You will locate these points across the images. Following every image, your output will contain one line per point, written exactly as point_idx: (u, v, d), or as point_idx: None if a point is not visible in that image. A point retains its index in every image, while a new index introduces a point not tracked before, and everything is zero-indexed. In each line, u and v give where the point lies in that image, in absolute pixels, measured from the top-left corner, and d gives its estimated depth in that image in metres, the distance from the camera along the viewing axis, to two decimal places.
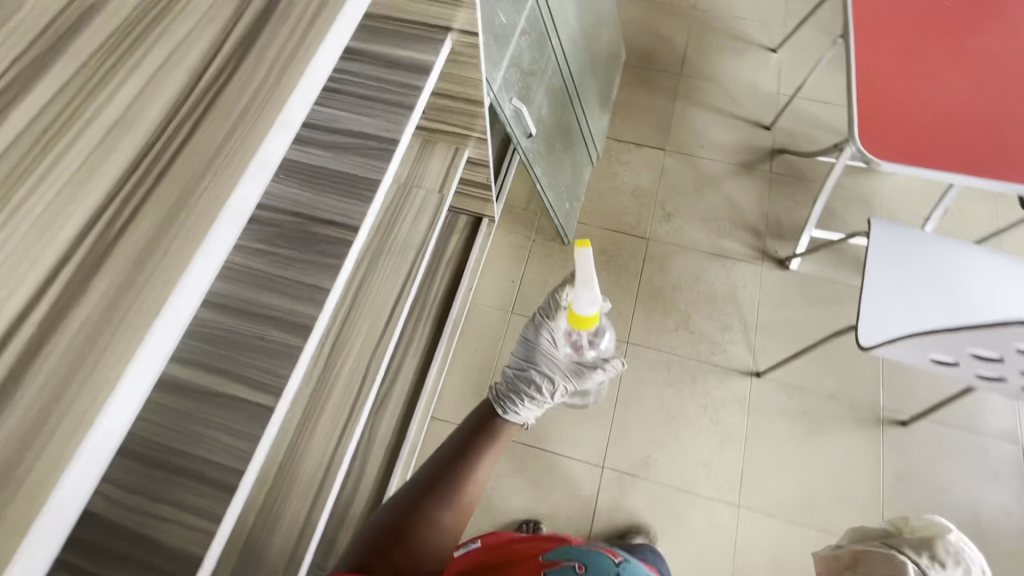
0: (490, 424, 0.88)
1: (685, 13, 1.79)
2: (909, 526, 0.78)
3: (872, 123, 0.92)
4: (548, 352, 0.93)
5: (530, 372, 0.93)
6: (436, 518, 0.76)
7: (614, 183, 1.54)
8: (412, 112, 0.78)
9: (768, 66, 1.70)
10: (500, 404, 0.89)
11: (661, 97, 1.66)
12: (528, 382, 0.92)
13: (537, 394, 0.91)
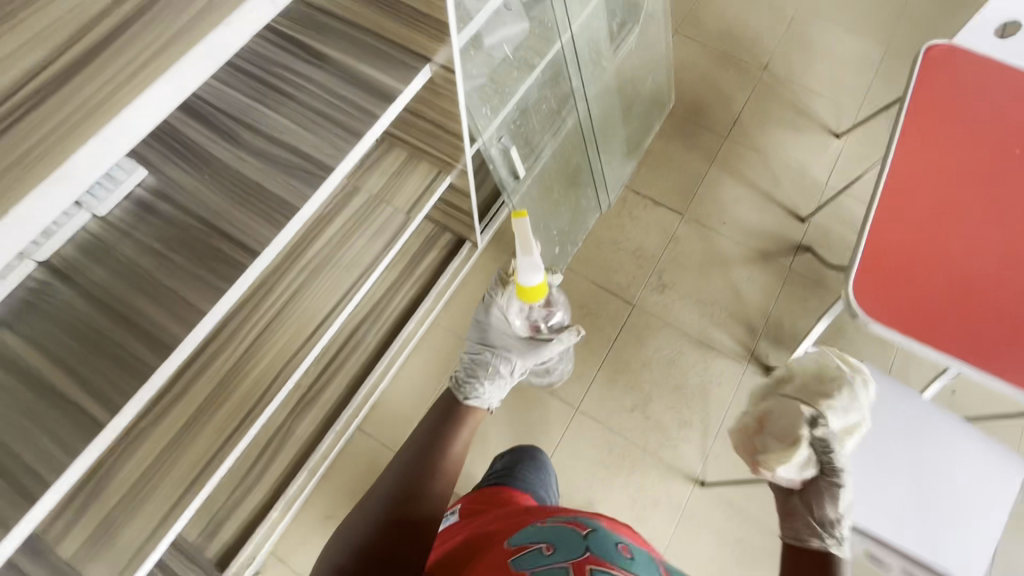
0: (456, 410, 0.97)
1: (753, 73, 1.65)
2: (802, 367, 0.83)
3: (877, 275, 0.81)
4: (502, 329, 1.02)
5: (487, 356, 1.03)
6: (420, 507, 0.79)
7: (618, 236, 1.44)
8: (359, 141, 0.73)
9: (825, 151, 1.54)
10: (462, 392, 0.99)
11: (698, 157, 1.54)
12: (485, 365, 1.01)
13: (494, 375, 1.01)
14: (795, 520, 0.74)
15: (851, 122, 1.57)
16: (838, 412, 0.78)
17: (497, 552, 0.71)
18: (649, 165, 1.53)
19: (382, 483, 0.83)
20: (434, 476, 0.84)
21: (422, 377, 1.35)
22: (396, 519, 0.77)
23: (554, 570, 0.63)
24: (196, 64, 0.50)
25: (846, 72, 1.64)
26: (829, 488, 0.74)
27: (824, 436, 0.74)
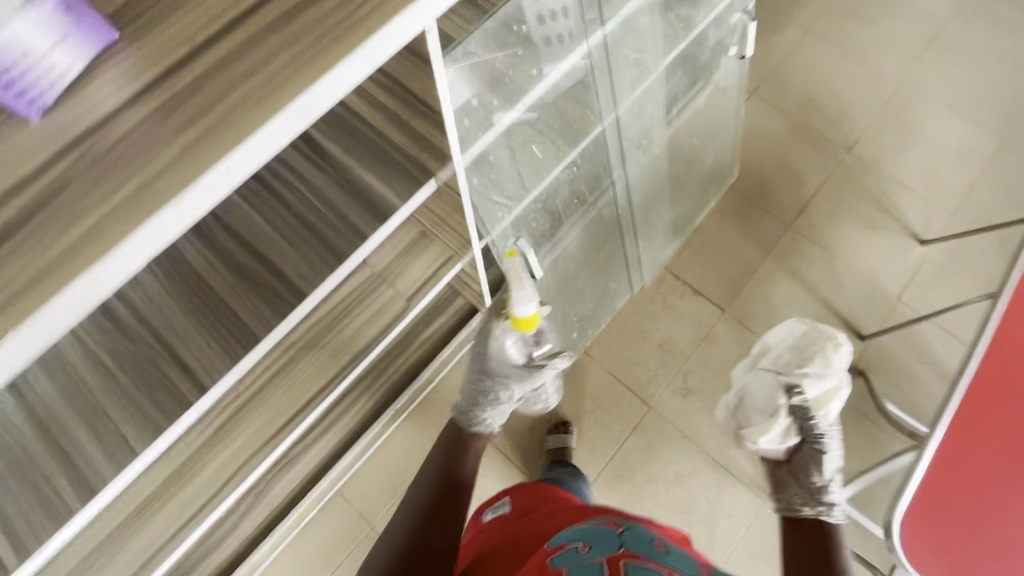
0: (458, 444, 0.93)
1: (836, 153, 1.45)
2: (772, 344, 1.08)
3: (927, 512, 0.80)
4: (500, 358, 0.95)
5: (487, 383, 0.96)
6: (436, 530, 0.77)
7: (647, 323, 1.32)
8: (339, 266, 0.65)
9: (905, 259, 1.35)
10: (464, 420, 0.96)
11: (754, 244, 1.38)
12: (488, 394, 0.95)
13: (495, 403, 0.96)
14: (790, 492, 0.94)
15: (942, 229, 1.36)
16: (813, 383, 1.00)
17: (536, 554, 0.62)
18: (696, 247, 1.38)
19: (402, 516, 0.80)
20: (456, 503, 0.83)
21: (412, 443, 1.27)
22: (425, 548, 0.74)
23: (587, 568, 0.56)
24: (62, 307, 0.33)
25: (945, 168, 1.43)
26: (810, 451, 0.96)
27: (799, 401, 0.98)
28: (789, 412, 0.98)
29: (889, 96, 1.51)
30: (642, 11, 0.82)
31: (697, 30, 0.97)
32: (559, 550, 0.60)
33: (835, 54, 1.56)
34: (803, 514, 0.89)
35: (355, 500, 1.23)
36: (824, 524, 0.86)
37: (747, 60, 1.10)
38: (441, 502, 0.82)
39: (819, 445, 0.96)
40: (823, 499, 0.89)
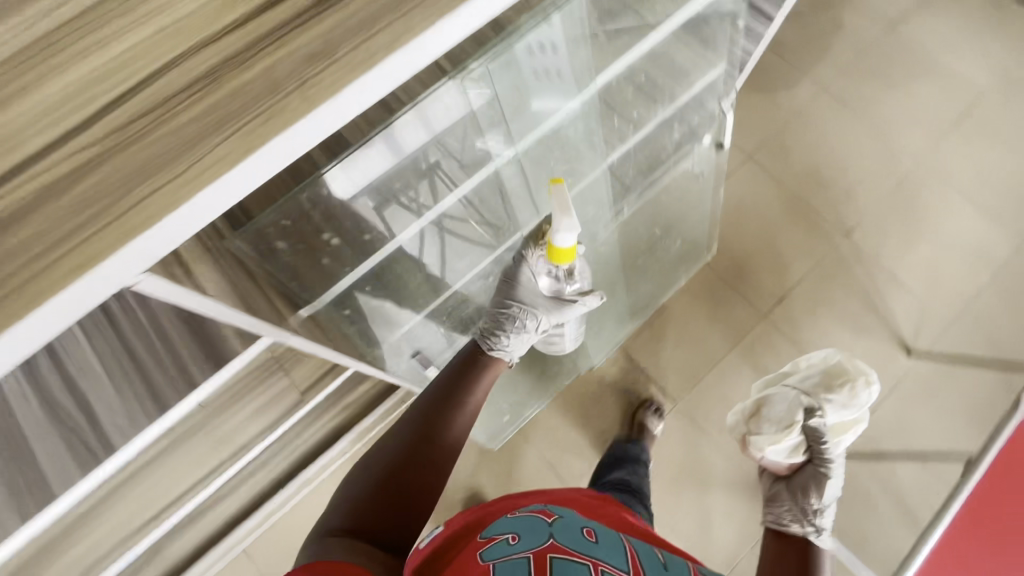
0: (476, 362, 0.85)
1: (830, 238, 1.31)
2: (800, 364, 0.99)
3: None
4: (527, 284, 0.86)
5: (511, 309, 0.86)
6: (424, 464, 0.68)
7: (590, 407, 1.23)
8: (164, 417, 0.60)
9: (886, 369, 1.21)
10: (486, 339, 0.87)
11: (721, 332, 1.26)
12: (510, 317, 0.86)
13: (519, 329, 0.86)
14: (780, 506, 0.86)
15: (934, 340, 1.22)
16: (835, 408, 0.90)
17: (466, 548, 0.55)
18: (656, 329, 1.27)
19: (386, 441, 0.71)
20: (448, 440, 0.73)
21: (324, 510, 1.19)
22: (402, 486, 0.65)
23: (514, 561, 0.48)
24: None
25: (951, 270, 1.28)
26: (813, 473, 0.87)
27: (817, 424, 0.88)
28: (803, 431, 0.89)
29: (901, 178, 1.36)
30: (569, 121, 0.71)
31: (652, 120, 0.83)
32: (489, 544, 0.53)
33: (848, 122, 1.40)
34: (787, 529, 0.80)
35: (257, 562, 1.17)
36: (809, 540, 0.77)
37: (724, 146, 0.97)
38: (432, 432, 0.72)
39: (824, 469, 0.87)
40: (813, 522, 0.80)
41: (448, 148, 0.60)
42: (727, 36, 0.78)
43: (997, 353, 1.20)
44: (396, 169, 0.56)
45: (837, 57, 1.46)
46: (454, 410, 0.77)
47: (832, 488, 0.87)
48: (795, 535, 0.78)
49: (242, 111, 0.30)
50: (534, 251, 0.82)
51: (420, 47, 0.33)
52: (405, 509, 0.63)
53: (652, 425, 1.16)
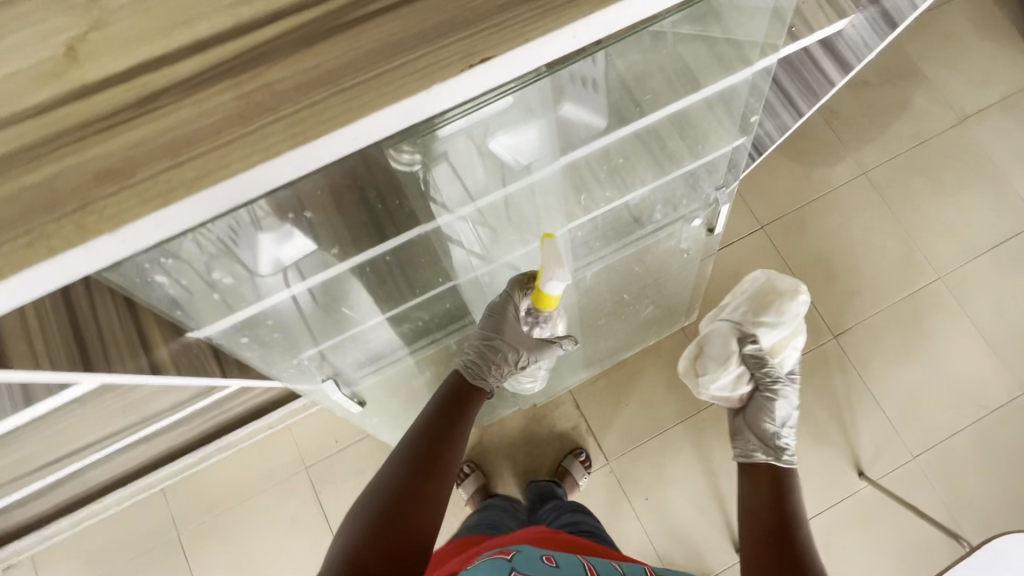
0: (459, 396, 0.76)
1: (820, 336, 1.24)
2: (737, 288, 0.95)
3: None
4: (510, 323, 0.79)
5: (495, 344, 0.78)
6: (426, 496, 0.60)
7: (523, 443, 1.21)
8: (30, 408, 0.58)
9: (832, 487, 1.16)
10: (469, 372, 0.78)
11: (676, 403, 1.21)
12: (496, 353, 0.79)
13: (505, 363, 0.80)
14: (742, 439, 0.88)
15: (889, 470, 1.16)
16: (771, 331, 0.88)
17: None
18: (612, 382, 1.23)
19: (377, 484, 0.61)
20: (445, 471, 0.64)
21: (240, 473, 1.20)
22: (403, 530, 0.55)
23: None
24: None
25: (934, 402, 1.20)
26: (760, 401, 0.86)
27: (755, 351, 0.86)
28: (743, 363, 0.87)
29: (916, 291, 1.26)
30: (530, 190, 0.63)
31: (634, 194, 0.76)
32: None
33: (879, 217, 1.29)
34: (757, 462, 0.83)
35: (166, 505, 1.19)
36: (778, 469, 0.80)
37: (714, 232, 0.92)
38: (435, 459, 0.64)
39: (773, 392, 0.86)
40: (779, 447, 0.83)
41: (379, 206, 0.54)
42: (730, 123, 0.71)
43: (951, 500, 1.14)
44: (307, 223, 0.50)
45: (891, 141, 1.33)
46: (452, 437, 0.69)
47: (785, 397, 0.87)
48: (765, 469, 0.82)
49: (8, 225, 0.27)
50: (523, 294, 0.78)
51: (237, 187, 0.28)
52: (409, 557, 0.54)
53: (578, 474, 1.15)
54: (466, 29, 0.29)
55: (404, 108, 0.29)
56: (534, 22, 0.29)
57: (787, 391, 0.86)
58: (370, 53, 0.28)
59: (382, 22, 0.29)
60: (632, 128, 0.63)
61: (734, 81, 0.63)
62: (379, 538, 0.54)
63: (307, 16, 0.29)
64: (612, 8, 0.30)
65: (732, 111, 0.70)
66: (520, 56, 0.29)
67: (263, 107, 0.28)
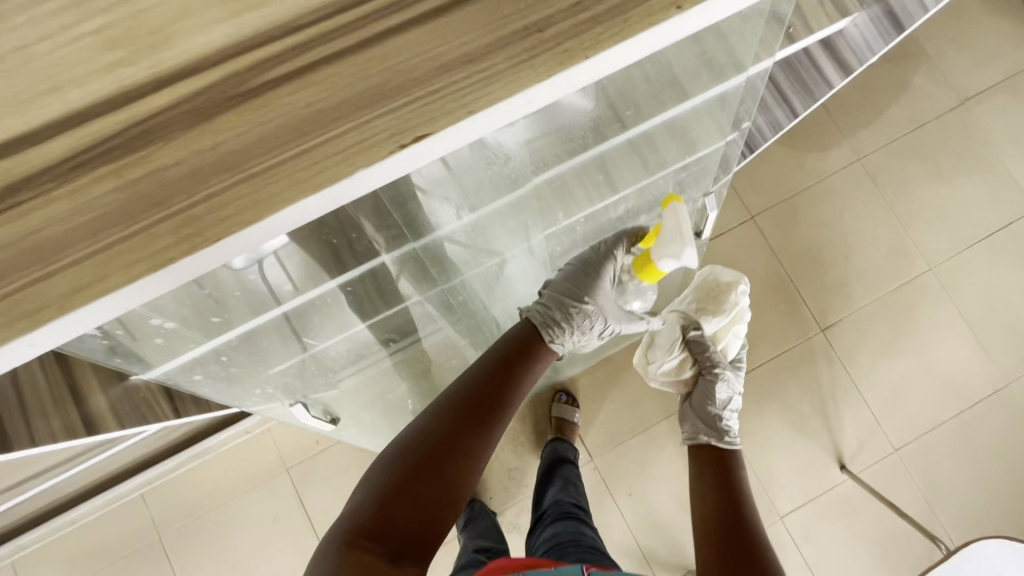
0: (530, 351, 0.65)
1: (808, 329, 1.22)
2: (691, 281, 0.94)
3: None
4: (604, 284, 0.71)
5: (584, 301, 0.69)
6: (472, 447, 0.53)
7: (506, 442, 1.20)
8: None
9: (815, 479, 1.17)
10: (547, 328, 0.67)
11: (660, 400, 1.20)
12: (581, 311, 0.69)
13: (584, 326, 0.70)
14: (683, 421, 0.82)
15: (871, 463, 1.17)
16: (714, 320, 0.84)
17: None
18: (599, 379, 1.21)
19: (421, 419, 0.54)
20: (497, 422, 0.56)
21: (219, 476, 1.18)
22: (433, 496, 0.49)
23: None
24: None
25: (919, 395, 1.20)
26: (704, 384, 0.82)
27: (698, 336, 0.83)
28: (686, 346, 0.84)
29: (907, 282, 1.23)
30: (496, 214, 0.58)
31: (625, 192, 0.68)
32: None
33: (873, 207, 1.26)
34: (702, 444, 0.76)
35: (144, 510, 1.17)
36: (722, 451, 0.74)
37: (702, 236, 0.87)
38: (489, 406, 0.56)
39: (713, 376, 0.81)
40: (722, 429, 0.78)
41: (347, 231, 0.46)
42: (721, 125, 0.64)
43: (929, 491, 1.16)
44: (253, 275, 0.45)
45: (889, 126, 1.27)
46: (509, 390, 0.59)
47: (728, 385, 0.82)
48: (706, 454, 0.75)
49: None
50: (625, 253, 0.72)
51: (128, 297, 0.24)
52: (439, 516, 0.48)
53: (571, 416, 1.16)
54: (397, 98, 0.24)
55: (324, 197, 0.24)
56: (479, 90, 0.24)
57: (730, 378, 0.82)
58: (282, 131, 0.23)
59: (298, 89, 0.24)
60: (623, 139, 0.57)
61: (727, 88, 0.57)
62: (413, 488, 0.48)
63: (205, 80, 0.24)
64: (575, 68, 0.24)
65: (727, 116, 0.63)
66: (465, 130, 0.24)
67: (150, 201, 0.23)
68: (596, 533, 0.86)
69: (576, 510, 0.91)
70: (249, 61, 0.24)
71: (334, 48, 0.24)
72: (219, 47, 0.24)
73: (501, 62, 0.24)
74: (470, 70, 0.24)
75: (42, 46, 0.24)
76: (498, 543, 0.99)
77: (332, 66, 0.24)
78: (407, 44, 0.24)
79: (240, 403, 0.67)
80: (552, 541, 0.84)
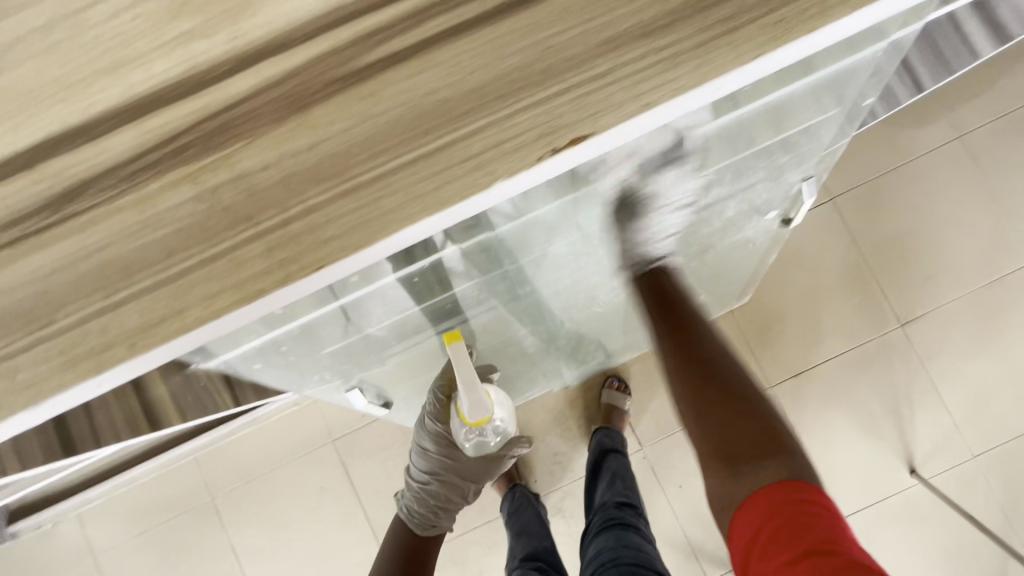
0: (419, 553, 0.85)
1: (885, 324, 1.12)
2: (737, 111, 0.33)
3: None
4: (460, 451, 0.84)
5: (439, 482, 0.86)
6: None
7: (552, 426, 1.16)
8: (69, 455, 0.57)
9: (881, 480, 1.10)
10: (420, 525, 0.86)
11: None
12: (439, 496, 0.86)
13: (453, 501, 0.88)
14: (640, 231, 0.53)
15: (943, 469, 1.09)
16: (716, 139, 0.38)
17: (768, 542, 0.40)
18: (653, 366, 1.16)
19: None
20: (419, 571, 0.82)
21: (268, 443, 1.19)
22: None
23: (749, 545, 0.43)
24: None
25: (1005, 398, 1.10)
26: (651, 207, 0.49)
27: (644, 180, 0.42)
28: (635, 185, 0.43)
29: (1002, 276, 1.11)
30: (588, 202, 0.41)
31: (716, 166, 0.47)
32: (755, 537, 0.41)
33: (969, 190, 1.13)
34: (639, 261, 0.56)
35: (198, 472, 1.20)
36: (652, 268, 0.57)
37: (790, 223, 0.79)
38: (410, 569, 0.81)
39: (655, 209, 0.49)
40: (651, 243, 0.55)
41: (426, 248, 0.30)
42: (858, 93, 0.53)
43: (1008, 502, 1.08)
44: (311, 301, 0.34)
45: (999, 99, 1.13)
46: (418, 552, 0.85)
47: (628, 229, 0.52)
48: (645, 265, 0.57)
49: None
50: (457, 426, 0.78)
51: (214, 330, 0.19)
52: None
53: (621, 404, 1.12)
54: (548, 85, 0.18)
55: (451, 217, 0.18)
56: (659, 77, 0.18)
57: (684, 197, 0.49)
58: (398, 126, 0.18)
59: (417, 72, 0.18)
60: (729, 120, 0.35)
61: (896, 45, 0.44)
62: None
63: (304, 58, 0.19)
64: (792, 45, 0.18)
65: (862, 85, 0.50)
66: (634, 128, 0.18)
67: (235, 214, 0.18)
68: (643, 543, 0.82)
69: (625, 516, 0.87)
70: (355, 33, 0.18)
71: (466, 17, 0.18)
72: (318, 13, 0.18)
73: (689, 37, 0.18)
74: (647, 47, 0.18)
75: (99, 11, 0.19)
76: (543, 541, 0.97)
77: (462, 41, 0.18)
78: (562, 10, 0.18)
79: (299, 386, 0.64)
80: (596, 562, 0.81)
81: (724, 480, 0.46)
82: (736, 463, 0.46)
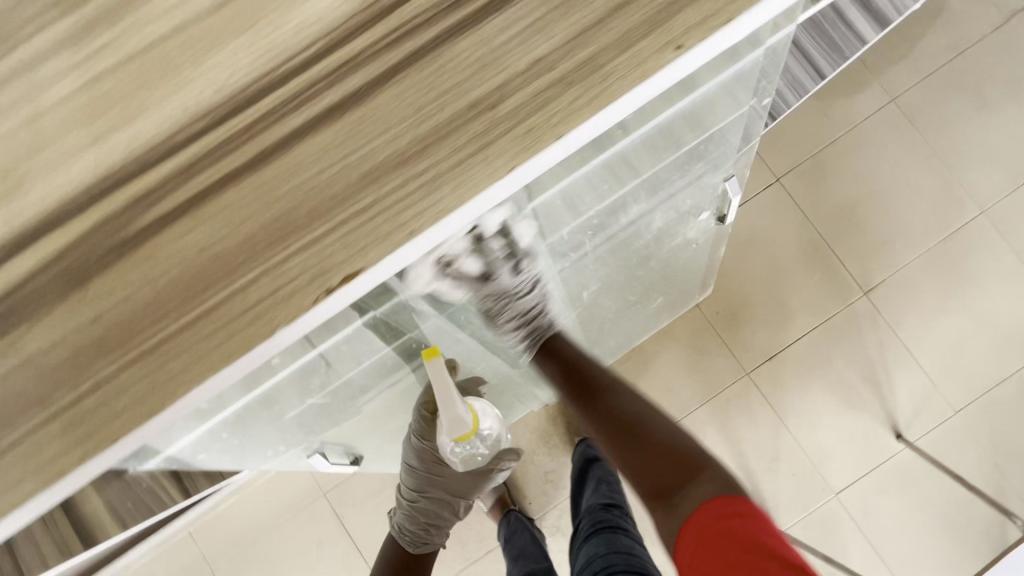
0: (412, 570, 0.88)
1: (848, 295, 1.13)
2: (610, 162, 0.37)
3: None
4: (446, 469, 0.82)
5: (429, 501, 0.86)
6: None
7: (539, 446, 1.16)
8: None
9: (869, 450, 1.10)
10: (412, 543, 0.88)
11: (695, 386, 1.14)
12: (431, 513, 0.87)
13: (446, 516, 0.89)
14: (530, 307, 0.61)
15: (927, 430, 1.09)
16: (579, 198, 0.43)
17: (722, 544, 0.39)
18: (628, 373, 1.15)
19: None
20: None
21: (259, 507, 1.18)
22: None
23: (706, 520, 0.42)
24: None
25: (977, 350, 1.11)
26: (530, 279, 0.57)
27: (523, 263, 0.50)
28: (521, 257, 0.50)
29: (955, 232, 1.12)
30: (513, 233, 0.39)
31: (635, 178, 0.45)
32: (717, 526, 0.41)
33: (910, 151, 1.14)
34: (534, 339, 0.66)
35: (193, 547, 1.19)
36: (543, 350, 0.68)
37: (725, 220, 0.79)
38: None
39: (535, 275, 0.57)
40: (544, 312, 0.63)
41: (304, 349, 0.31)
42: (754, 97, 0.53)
43: (995, 452, 1.08)
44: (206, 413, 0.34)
45: (923, 59, 1.14)
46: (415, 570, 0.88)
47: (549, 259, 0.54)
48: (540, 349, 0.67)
49: None
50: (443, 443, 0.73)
51: (25, 514, 0.19)
52: None
53: None
54: (315, 226, 0.18)
55: (242, 368, 0.19)
56: (420, 203, 0.18)
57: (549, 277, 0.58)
58: (175, 287, 0.18)
59: (189, 230, 0.18)
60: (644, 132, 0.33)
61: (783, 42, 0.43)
62: None
63: (76, 232, 0.18)
64: (547, 151, 0.18)
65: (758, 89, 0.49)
66: (411, 253, 0.19)
67: (27, 399, 0.18)
68: (632, 544, 0.81)
69: (612, 517, 0.88)
70: (124, 199, 0.18)
71: (231, 169, 0.18)
72: (85, 186, 0.19)
73: (443, 161, 0.18)
74: (404, 176, 0.18)
75: None
76: (541, 562, 0.97)
77: (229, 193, 0.18)
78: (320, 151, 0.18)
79: (254, 463, 0.63)
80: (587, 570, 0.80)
81: (664, 518, 0.46)
82: (667, 494, 0.46)
